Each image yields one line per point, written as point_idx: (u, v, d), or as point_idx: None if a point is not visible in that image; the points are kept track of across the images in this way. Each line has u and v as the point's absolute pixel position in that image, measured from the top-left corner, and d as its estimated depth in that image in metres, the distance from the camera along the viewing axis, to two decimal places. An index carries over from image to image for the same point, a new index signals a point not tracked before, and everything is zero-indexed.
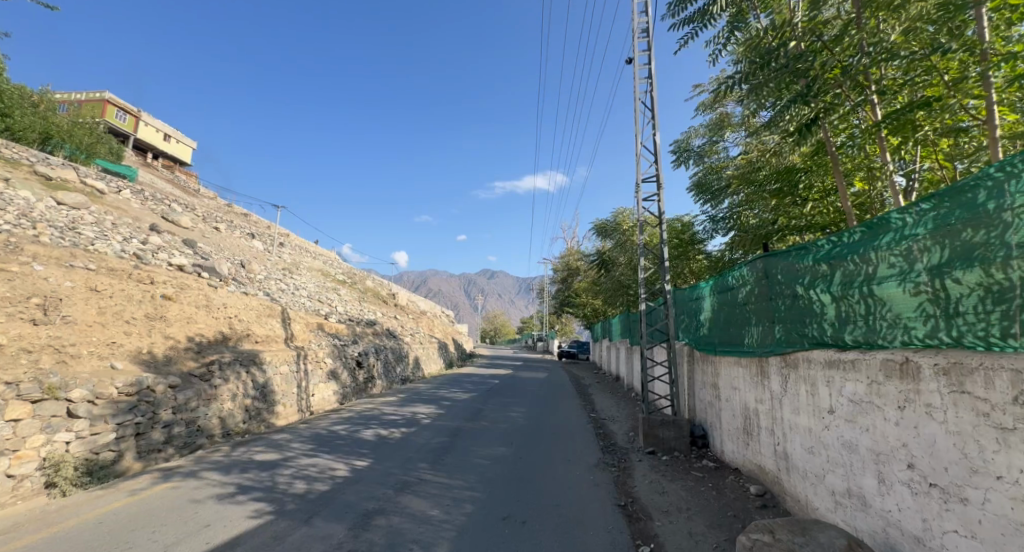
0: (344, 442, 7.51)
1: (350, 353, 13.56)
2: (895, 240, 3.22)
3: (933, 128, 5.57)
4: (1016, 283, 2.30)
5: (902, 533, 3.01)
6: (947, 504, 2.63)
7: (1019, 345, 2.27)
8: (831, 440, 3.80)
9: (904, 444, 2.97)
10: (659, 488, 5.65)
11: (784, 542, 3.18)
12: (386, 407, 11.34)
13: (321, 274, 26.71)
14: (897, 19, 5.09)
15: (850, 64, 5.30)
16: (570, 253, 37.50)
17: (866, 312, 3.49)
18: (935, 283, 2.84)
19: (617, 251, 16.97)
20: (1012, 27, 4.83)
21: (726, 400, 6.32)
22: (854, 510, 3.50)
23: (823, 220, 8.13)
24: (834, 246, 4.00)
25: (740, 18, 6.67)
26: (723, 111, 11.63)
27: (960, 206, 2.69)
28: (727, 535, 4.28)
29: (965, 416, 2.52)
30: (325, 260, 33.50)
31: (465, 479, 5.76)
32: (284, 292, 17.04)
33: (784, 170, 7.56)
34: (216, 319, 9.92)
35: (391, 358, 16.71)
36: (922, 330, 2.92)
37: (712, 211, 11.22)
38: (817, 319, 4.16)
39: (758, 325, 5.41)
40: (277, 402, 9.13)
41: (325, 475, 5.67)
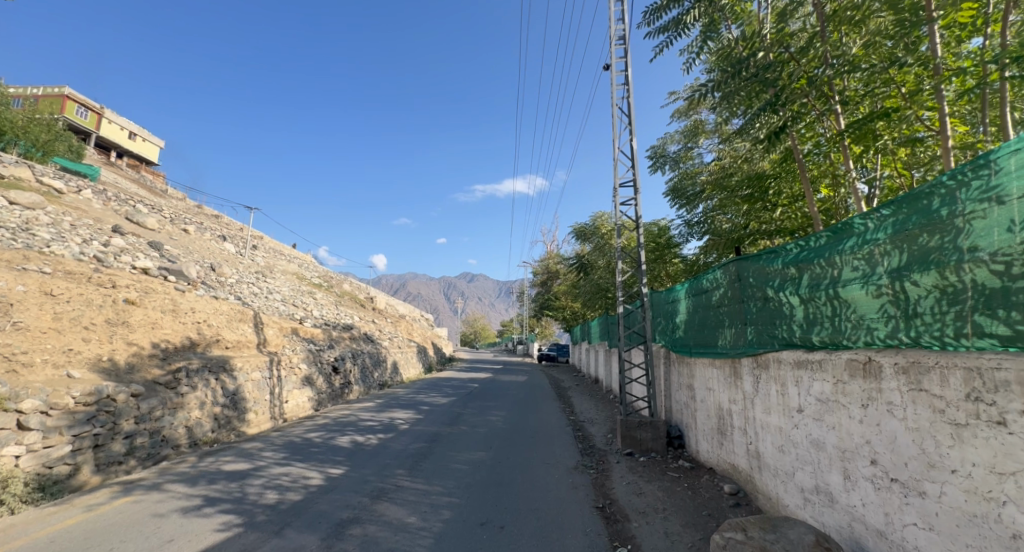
0: (319, 449, 7.33)
1: (326, 358, 13.26)
2: (858, 244, 3.35)
3: (892, 138, 5.86)
4: (969, 285, 2.43)
5: (865, 527, 3.13)
6: (907, 497, 2.74)
7: (971, 344, 2.39)
8: (800, 437, 3.92)
9: (868, 441, 3.09)
10: (637, 489, 5.72)
11: (755, 540, 3.26)
12: (362, 413, 11.11)
13: (296, 277, 26.10)
14: (857, 33, 5.33)
15: (815, 75, 5.50)
16: (550, 255, 37.62)
17: (831, 314, 3.61)
18: (895, 285, 2.96)
19: (596, 255, 17.18)
20: (960, 44, 5.14)
21: (701, 400, 6.44)
22: (822, 506, 3.62)
23: (791, 225, 8.42)
24: (801, 250, 4.13)
25: (713, 27, 6.84)
26: (697, 117, 11.94)
27: (916, 212, 2.82)
28: (701, 534, 4.35)
29: (922, 413, 2.63)
30: (300, 263, 32.73)
31: (443, 485, 5.69)
32: (257, 296, 16.57)
33: (755, 176, 7.73)
34: (183, 325, 9.56)
35: (368, 363, 16.41)
36: (883, 331, 3.03)
37: (687, 216, 11.44)
38: (786, 321, 4.29)
39: (731, 326, 5.54)
40: (248, 410, 8.83)
41: (298, 484, 5.52)
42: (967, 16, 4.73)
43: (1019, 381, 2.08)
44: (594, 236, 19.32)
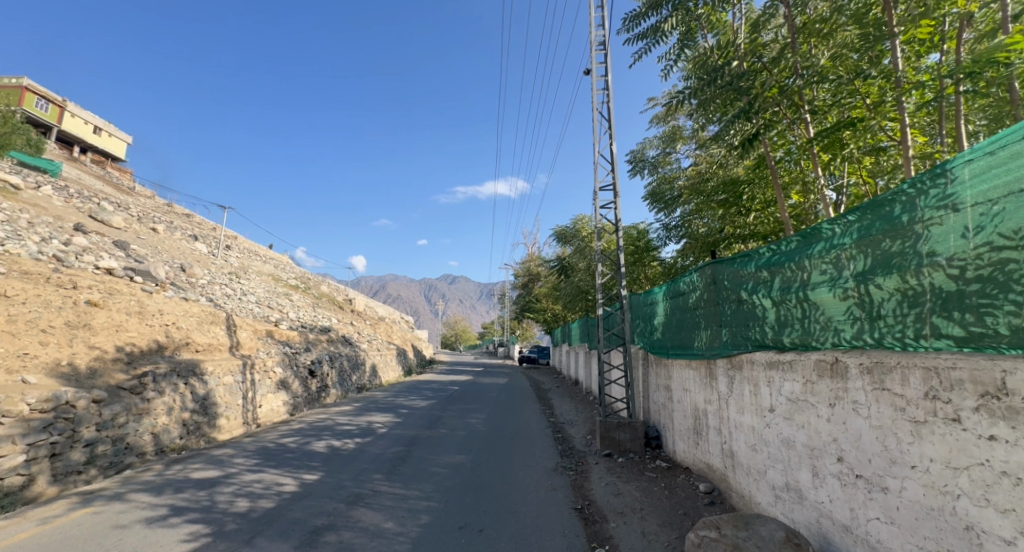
0: (293, 455, 7.16)
1: (302, 361, 12.98)
2: (826, 248, 3.47)
3: (857, 147, 6.11)
4: (927, 288, 2.54)
5: (832, 522, 3.23)
6: (871, 493, 2.85)
7: (930, 345, 2.50)
8: (772, 436, 4.03)
9: (835, 439, 3.19)
10: (614, 490, 5.78)
11: (728, 537, 3.33)
12: (339, 417, 10.91)
13: (272, 278, 25.49)
14: (825, 46, 5.54)
15: (785, 85, 5.69)
16: (531, 258, 37.75)
17: (801, 316, 3.73)
18: (860, 288, 3.07)
19: (576, 257, 17.31)
20: (919, 59, 5.39)
21: (678, 401, 6.56)
22: (792, 503, 3.72)
23: (764, 229, 8.64)
24: (773, 253, 4.26)
25: (690, 36, 6.99)
26: (675, 123, 12.16)
27: (880, 218, 2.93)
28: (677, 533, 4.42)
29: (885, 411, 2.74)
30: (275, 264, 31.98)
31: (421, 490, 5.62)
32: (230, 298, 16.10)
33: (729, 182, 7.90)
34: (150, 327, 9.22)
35: (346, 366, 16.13)
36: (850, 332, 3.15)
37: (665, 220, 11.64)
38: (759, 323, 4.40)
39: (707, 328, 5.65)
40: (220, 415, 8.56)
41: (271, 491, 5.38)
42: (926, 32, 4.97)
43: (972, 380, 2.19)
44: (575, 239, 19.49)
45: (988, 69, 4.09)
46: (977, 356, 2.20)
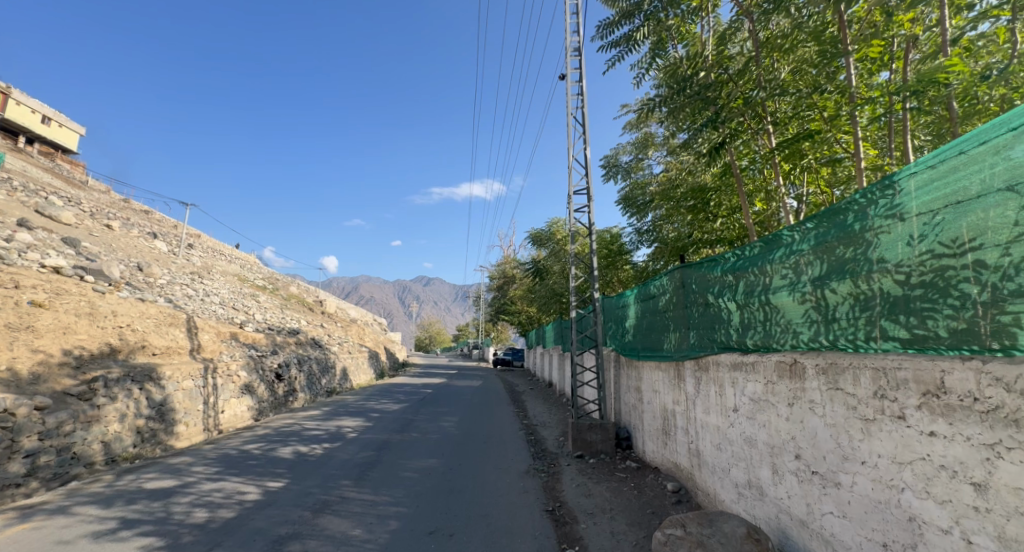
0: (256, 462, 6.91)
1: (268, 365, 12.56)
2: (786, 254, 3.62)
3: (816, 158, 6.40)
4: (876, 293, 2.68)
5: (790, 517, 3.36)
6: (825, 488, 2.98)
7: (878, 347, 2.64)
8: (735, 435, 4.15)
9: (793, 437, 3.33)
10: (585, 491, 5.84)
11: (693, 535, 3.42)
12: (307, 422, 10.60)
13: (237, 278, 24.60)
14: (785, 60, 5.80)
15: (750, 96, 5.90)
16: (506, 260, 37.81)
17: (763, 319, 3.87)
18: (817, 292, 3.22)
19: (551, 260, 17.42)
20: (872, 76, 5.68)
21: (648, 402, 6.69)
22: (753, 499, 3.85)
23: (729, 235, 8.91)
24: (737, 258, 4.41)
25: (661, 46, 7.16)
26: (647, 130, 12.43)
27: (835, 226, 3.07)
28: (645, 532, 4.50)
29: (838, 409, 2.87)
30: (241, 264, 30.88)
31: (391, 495, 5.53)
32: (191, 299, 15.44)
33: (697, 189, 8.12)
34: (101, 330, 8.74)
35: (316, 370, 15.71)
36: (807, 334, 3.29)
37: (637, 224, 11.85)
38: (724, 326, 4.54)
39: (675, 331, 5.79)
40: (178, 422, 8.18)
41: (232, 500, 5.17)
42: (876, 50, 5.26)
43: (915, 379, 2.32)
44: (550, 242, 19.64)
45: (930, 88, 4.36)
46: (920, 357, 2.34)
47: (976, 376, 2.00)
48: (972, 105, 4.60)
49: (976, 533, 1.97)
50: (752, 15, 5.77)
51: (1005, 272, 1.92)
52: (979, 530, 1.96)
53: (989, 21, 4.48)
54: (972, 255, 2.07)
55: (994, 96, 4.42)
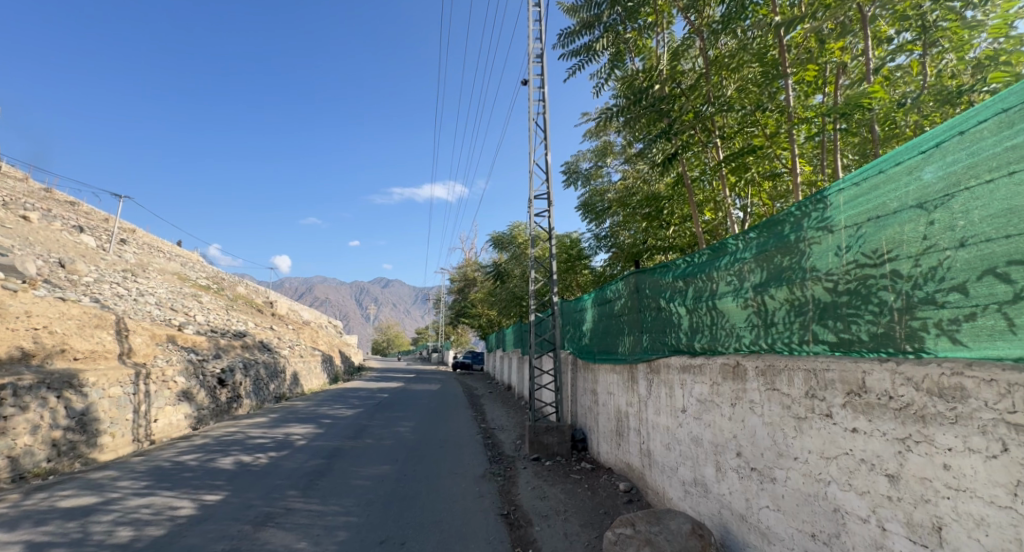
0: (192, 474, 6.46)
1: (209, 370, 11.82)
2: (731, 262, 3.82)
3: (758, 172, 6.81)
4: (809, 299, 2.87)
5: (731, 512, 3.53)
6: (762, 483, 3.15)
7: (810, 350, 2.82)
8: (683, 435, 4.32)
9: (735, 435, 3.50)
10: (540, 493, 5.88)
11: (642, 533, 3.52)
12: (252, 430, 10.05)
13: (177, 277, 23.04)
14: (731, 78, 6.14)
15: (700, 110, 6.19)
16: (466, 263, 37.62)
17: (710, 323, 4.06)
18: (758, 298, 3.40)
19: (512, 264, 17.47)
20: (809, 97, 6.10)
21: (603, 404, 6.83)
22: (699, 496, 4.01)
23: (681, 242, 9.23)
24: (687, 265, 4.60)
25: (620, 57, 7.35)
26: (607, 138, 12.76)
27: (773, 236, 3.27)
28: (597, 532, 4.59)
29: (775, 409, 3.05)
30: (181, 261, 28.96)
31: (341, 505, 5.34)
32: (122, 298, 14.30)
33: (652, 197, 8.42)
34: (12, 332, 7.92)
35: (264, 374, 14.94)
36: (749, 338, 3.47)
37: (595, 230, 12.09)
38: (674, 329, 4.72)
39: (629, 334, 5.96)
40: (103, 432, 7.54)
41: (162, 517, 4.81)
42: (811, 74, 5.68)
43: (841, 380, 2.50)
44: (511, 246, 19.72)
45: (856, 112, 4.74)
46: (846, 359, 2.51)
47: (891, 376, 2.18)
48: (891, 130, 5.05)
49: (889, 520, 2.15)
50: (702, 34, 6.06)
51: (917, 281, 2.11)
52: (892, 518, 2.13)
53: (905, 54, 4.96)
54: (890, 266, 2.26)
55: (909, 122, 4.86)
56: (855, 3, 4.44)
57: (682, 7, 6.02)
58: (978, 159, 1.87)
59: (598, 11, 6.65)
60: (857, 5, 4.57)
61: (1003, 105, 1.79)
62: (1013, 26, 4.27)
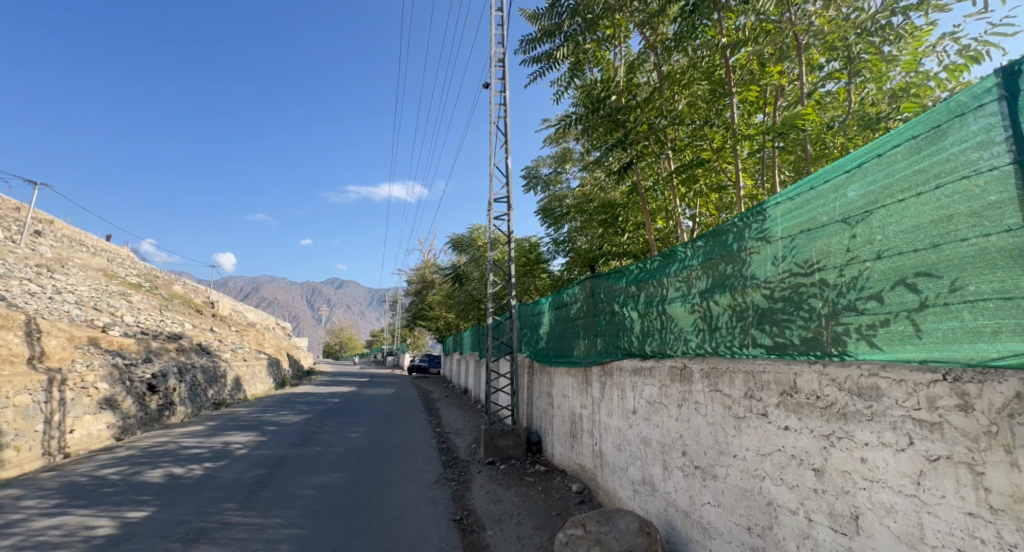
0: (114, 490, 5.95)
1: (137, 375, 10.94)
2: (680, 269, 3.99)
3: (706, 183, 7.16)
4: (748, 304, 3.04)
5: (675, 509, 3.67)
6: (705, 481, 3.30)
7: (749, 352, 2.99)
8: (633, 436, 4.46)
9: (680, 435, 3.65)
10: (494, 497, 5.87)
11: (592, 533, 3.59)
12: (186, 440, 9.40)
13: (103, 275, 21.21)
14: (683, 93, 6.41)
15: (653, 122, 6.43)
16: (424, 265, 37.09)
17: (660, 327, 4.21)
18: (703, 303, 3.57)
19: (471, 266, 17.39)
20: (753, 115, 6.48)
21: (557, 407, 6.92)
22: (646, 495, 4.15)
23: (635, 249, 9.51)
24: (639, 271, 4.77)
25: (579, 67, 7.51)
26: (566, 145, 13.00)
27: (718, 244, 3.44)
28: (549, 534, 4.65)
29: (717, 409, 3.21)
30: (109, 257, 26.69)
31: (283, 516, 5.09)
32: (34, 297, 12.98)
33: (608, 204, 8.66)
34: None
35: (201, 379, 14.02)
36: (695, 342, 3.63)
37: (553, 235, 12.25)
38: (627, 333, 4.86)
39: (585, 338, 6.08)
40: (7, 446, 6.80)
41: (75, 538, 4.40)
42: (753, 94, 6.06)
43: (776, 381, 2.67)
44: (470, 248, 19.62)
45: (791, 132, 5.07)
46: (780, 361, 2.68)
47: (819, 378, 2.35)
48: (822, 149, 5.46)
49: (815, 511, 2.31)
50: (656, 50, 6.31)
51: (841, 290, 2.29)
52: (817, 509, 2.30)
53: (833, 81, 5.40)
54: (819, 275, 2.44)
55: (836, 144, 5.28)
56: (791, 32, 4.77)
57: (638, 22, 6.25)
58: (893, 181, 2.06)
59: (559, 21, 6.77)
60: (792, 34, 4.92)
61: (913, 133, 1.98)
62: (922, 62, 4.75)
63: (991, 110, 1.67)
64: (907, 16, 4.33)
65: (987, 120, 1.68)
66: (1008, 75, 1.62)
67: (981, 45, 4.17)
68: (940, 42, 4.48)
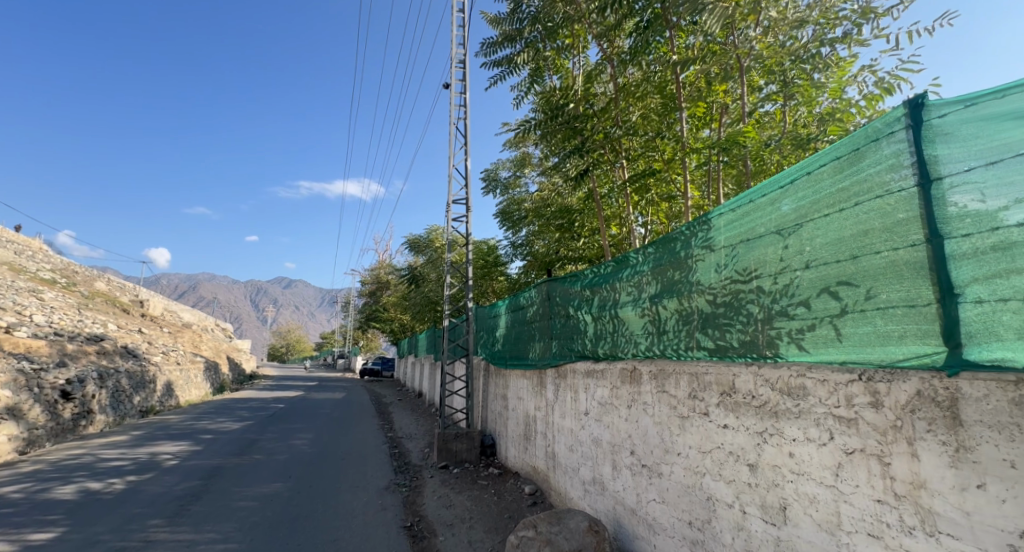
0: (16, 510, 5.38)
1: (48, 382, 9.94)
2: (631, 274, 4.13)
3: (657, 193, 7.46)
4: (694, 309, 3.19)
5: (623, 507, 3.79)
6: (651, 478, 3.44)
7: (693, 355, 3.14)
8: (585, 436, 4.56)
9: (629, 435, 3.78)
10: (446, 502, 5.81)
11: (543, 534, 3.64)
12: (105, 451, 8.63)
13: (10, 270, 19.12)
14: (637, 105, 6.60)
15: (609, 132, 6.60)
16: (380, 265, 36.20)
17: (612, 330, 4.34)
18: (652, 308, 3.71)
19: (428, 267, 17.14)
20: (702, 129, 6.81)
21: (512, 409, 6.96)
22: (596, 494, 4.26)
23: (589, 253, 9.66)
24: (594, 276, 4.89)
25: (539, 74, 7.60)
26: (525, 150, 13.11)
27: (667, 252, 3.60)
28: (501, 536, 4.67)
29: (663, 409, 3.36)
30: (18, 250, 24.08)
31: (218, 531, 4.81)
32: None
33: (565, 209, 8.80)
34: None
35: (125, 385, 12.94)
36: (644, 345, 3.77)
37: (511, 238, 12.29)
38: (581, 336, 4.97)
39: (540, 341, 6.16)
40: None
41: None
42: (700, 110, 6.36)
43: (717, 381, 2.83)
44: (427, 250, 19.33)
45: (734, 147, 5.36)
46: (721, 363, 2.84)
47: (754, 378, 2.52)
48: (760, 165, 5.85)
49: (749, 505, 2.46)
50: (612, 62, 6.51)
51: (775, 297, 2.46)
52: (751, 502, 2.45)
53: (771, 102, 5.78)
54: (756, 282, 2.61)
55: (773, 161, 5.67)
56: (735, 55, 5.06)
57: (596, 34, 6.41)
58: (820, 197, 2.24)
59: (519, 27, 6.85)
60: (735, 56, 5.22)
61: (837, 154, 2.17)
62: (846, 90, 5.21)
63: (900, 137, 1.86)
64: (834, 47, 4.72)
65: (897, 146, 1.87)
66: (915, 106, 1.81)
67: (894, 79, 4.63)
68: (860, 73, 4.92)
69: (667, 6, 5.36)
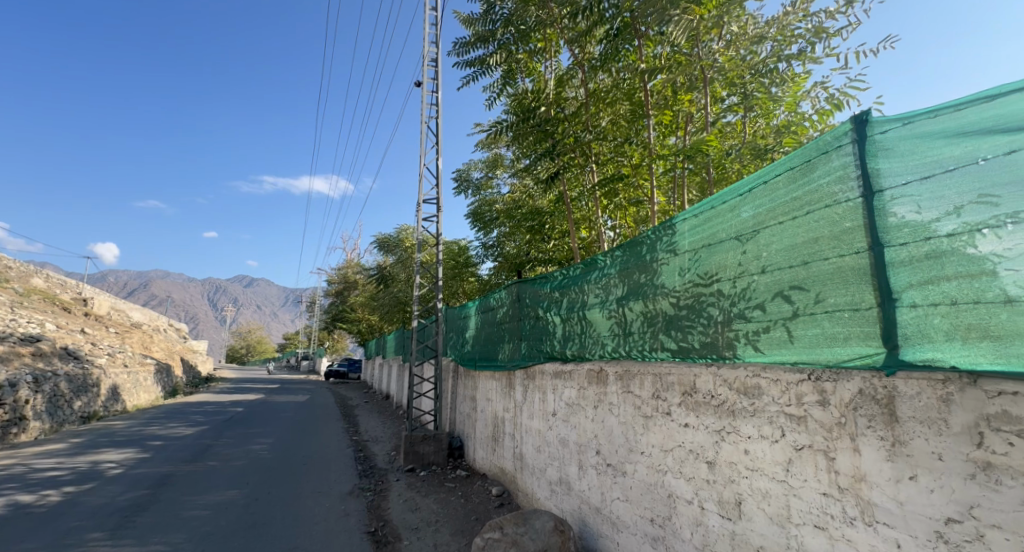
0: None
1: None
2: (599, 276, 4.20)
3: (625, 198, 7.61)
4: (658, 310, 3.27)
5: (588, 506, 3.85)
6: (615, 477, 3.50)
7: (657, 356, 3.22)
8: (552, 437, 4.60)
9: (595, 435, 3.84)
10: (412, 505, 5.74)
11: (509, 535, 3.64)
12: (40, 461, 8.05)
13: None
14: (607, 111, 6.77)
15: (579, 136, 6.69)
16: (347, 265, 35.35)
17: (579, 332, 4.40)
18: (619, 310, 3.79)
19: (397, 267, 16.86)
20: (669, 136, 6.99)
21: (480, 411, 6.94)
22: (562, 494, 4.30)
23: (558, 255, 9.72)
24: (563, 278, 4.94)
25: (511, 76, 7.62)
26: (498, 151, 13.10)
27: (634, 255, 3.68)
28: (467, 539, 4.64)
29: (628, 408, 3.43)
30: None
31: (167, 542, 4.58)
32: None
33: (535, 211, 8.84)
34: None
35: (65, 390, 12.10)
36: (610, 346, 3.84)
37: (482, 239, 12.24)
38: (550, 338, 5.01)
39: (509, 342, 6.17)
40: None
41: None
42: (667, 117, 6.53)
43: (679, 382, 2.92)
44: (397, 249, 19.01)
45: (697, 155, 5.51)
46: (683, 364, 2.93)
47: (713, 378, 2.61)
48: (722, 172, 6.07)
49: (707, 500, 2.55)
50: (583, 68, 6.60)
51: (733, 300, 2.56)
52: (709, 498, 2.54)
53: (733, 113, 6.00)
54: (716, 286, 2.70)
55: (733, 168, 5.88)
56: (699, 65, 5.24)
57: (569, 39, 6.48)
58: (776, 205, 2.35)
59: (492, 28, 6.85)
60: (699, 67, 5.40)
61: (791, 164, 2.28)
62: (800, 104, 5.48)
63: (847, 150, 1.97)
64: (790, 63, 4.96)
65: (844, 159, 1.99)
66: (860, 122, 1.93)
67: (843, 96, 4.91)
68: (813, 89, 5.19)
69: (635, 15, 5.48)
